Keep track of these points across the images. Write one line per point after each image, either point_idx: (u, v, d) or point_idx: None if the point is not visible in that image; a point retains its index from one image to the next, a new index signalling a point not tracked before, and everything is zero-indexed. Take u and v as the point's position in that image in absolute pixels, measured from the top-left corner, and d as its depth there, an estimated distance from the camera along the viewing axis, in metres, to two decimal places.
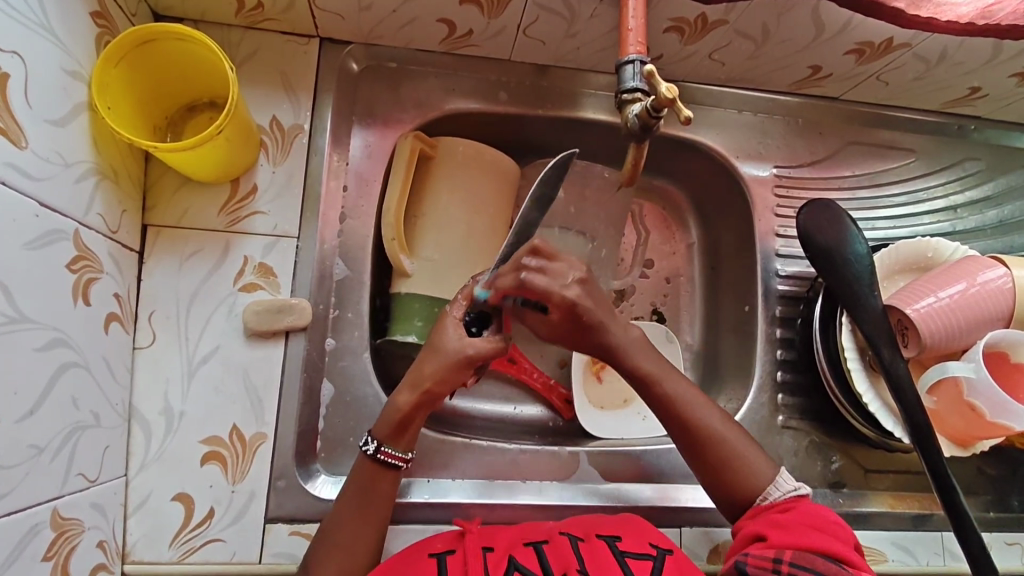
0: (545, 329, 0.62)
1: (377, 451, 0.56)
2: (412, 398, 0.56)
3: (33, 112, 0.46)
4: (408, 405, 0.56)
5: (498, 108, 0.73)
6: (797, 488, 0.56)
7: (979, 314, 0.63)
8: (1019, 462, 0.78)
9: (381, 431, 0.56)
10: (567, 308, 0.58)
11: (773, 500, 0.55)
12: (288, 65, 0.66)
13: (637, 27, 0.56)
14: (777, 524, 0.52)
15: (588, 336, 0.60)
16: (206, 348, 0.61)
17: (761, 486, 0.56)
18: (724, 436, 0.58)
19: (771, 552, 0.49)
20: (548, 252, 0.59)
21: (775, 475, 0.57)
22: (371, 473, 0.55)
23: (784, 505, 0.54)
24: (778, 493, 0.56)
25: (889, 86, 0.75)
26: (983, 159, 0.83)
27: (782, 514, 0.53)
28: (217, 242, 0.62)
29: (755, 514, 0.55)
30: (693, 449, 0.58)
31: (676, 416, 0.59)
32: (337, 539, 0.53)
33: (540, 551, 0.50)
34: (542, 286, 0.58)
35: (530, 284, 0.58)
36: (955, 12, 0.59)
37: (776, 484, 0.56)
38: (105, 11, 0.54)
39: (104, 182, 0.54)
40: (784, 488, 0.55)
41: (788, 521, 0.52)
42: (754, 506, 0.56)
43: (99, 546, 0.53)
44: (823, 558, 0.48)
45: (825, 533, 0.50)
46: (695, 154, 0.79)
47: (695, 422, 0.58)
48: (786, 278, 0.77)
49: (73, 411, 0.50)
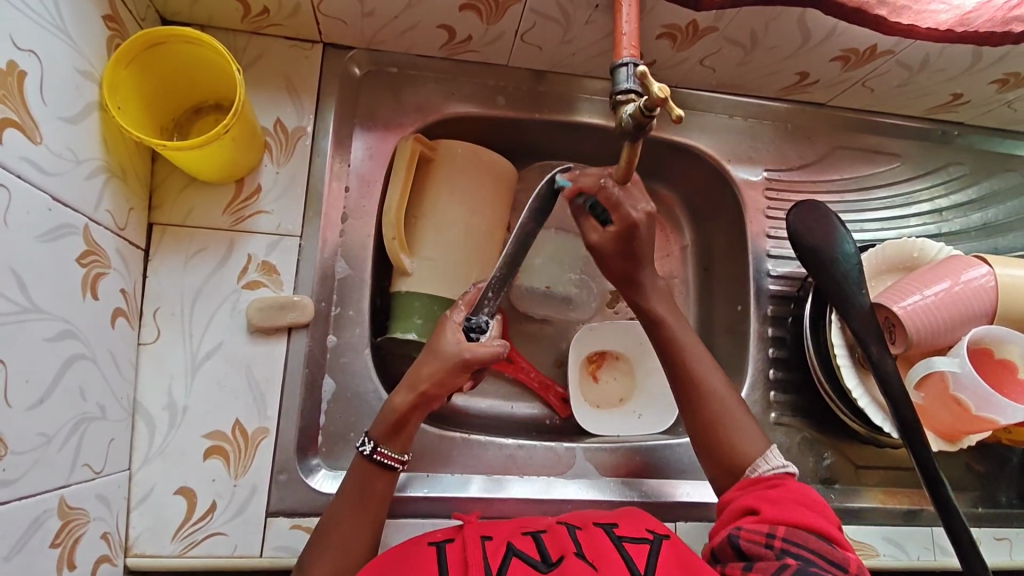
0: (598, 238, 0.63)
1: (372, 452, 0.56)
2: (409, 399, 0.57)
3: (47, 109, 0.47)
4: (404, 406, 0.57)
5: (497, 112, 0.75)
6: (785, 465, 0.57)
7: (964, 311, 0.64)
8: (1006, 458, 0.80)
9: (378, 431, 0.57)
10: (625, 225, 0.60)
11: (761, 474, 0.56)
12: (292, 69, 0.68)
13: (631, 31, 0.59)
14: (769, 499, 0.53)
15: (625, 263, 0.64)
16: (210, 344, 0.62)
17: (750, 459, 0.58)
18: (724, 408, 0.60)
19: (765, 527, 0.50)
20: (634, 173, 0.59)
21: (766, 450, 0.58)
22: (368, 473, 0.57)
23: (771, 480, 0.55)
24: (765, 466, 0.56)
25: (875, 92, 0.78)
26: (967, 164, 0.85)
27: (771, 489, 0.54)
28: (222, 241, 0.64)
29: (744, 485, 0.56)
30: (692, 415, 0.61)
31: (686, 380, 0.62)
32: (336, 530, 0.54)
33: (538, 539, 0.51)
34: (617, 201, 0.59)
35: (609, 193, 0.58)
36: (934, 19, 0.62)
37: (766, 458, 0.57)
38: (116, 15, 0.56)
39: (113, 180, 0.55)
40: (773, 463, 0.56)
41: (780, 495, 0.53)
42: (743, 478, 0.57)
43: (102, 537, 0.54)
44: (813, 535, 0.50)
45: (813, 511, 0.52)
46: (688, 157, 0.81)
47: (714, 412, 0.60)
48: (778, 278, 0.79)
49: (80, 402, 0.51)
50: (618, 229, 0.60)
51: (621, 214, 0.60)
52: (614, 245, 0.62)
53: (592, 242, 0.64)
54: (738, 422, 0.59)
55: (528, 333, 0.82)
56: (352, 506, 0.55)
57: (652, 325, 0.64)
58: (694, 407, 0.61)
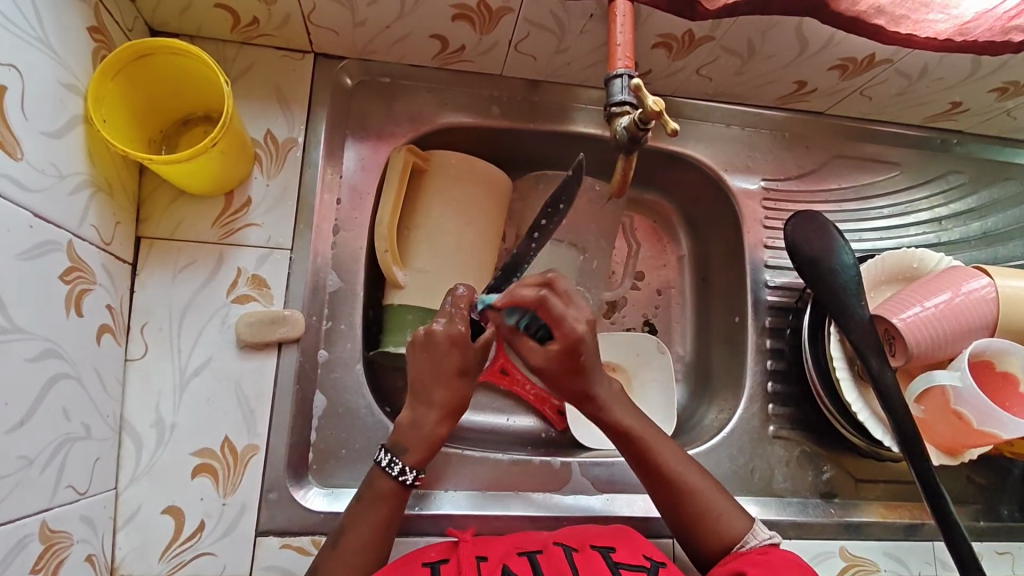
0: (541, 359, 0.59)
1: (415, 481, 0.57)
2: (451, 426, 0.59)
3: (29, 123, 0.46)
4: (445, 435, 0.59)
5: (491, 122, 0.74)
6: (772, 537, 0.58)
7: (962, 327, 0.63)
8: (1007, 470, 0.79)
9: (416, 459, 0.57)
10: (569, 338, 0.58)
11: (750, 548, 0.57)
12: (283, 80, 0.67)
13: (626, 41, 0.58)
14: (757, 563, 0.54)
15: (574, 380, 0.60)
16: (199, 360, 0.61)
17: (738, 534, 0.58)
18: (690, 478, 0.60)
19: None
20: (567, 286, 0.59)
21: (751, 525, 0.59)
22: (380, 488, 0.56)
23: (760, 551, 0.56)
24: (755, 540, 0.57)
25: (873, 101, 0.77)
26: (966, 172, 0.85)
27: (763, 554, 0.55)
28: (212, 254, 0.63)
29: (729, 559, 0.57)
30: (657, 488, 0.60)
31: (648, 460, 0.61)
32: (352, 542, 0.54)
33: (533, 560, 0.51)
34: (559, 314, 0.57)
35: (550, 306, 0.57)
36: (934, 28, 0.61)
37: (754, 532, 0.58)
38: (102, 27, 0.55)
39: (98, 195, 0.54)
40: (760, 536, 0.57)
41: (771, 562, 0.54)
42: (732, 552, 0.57)
43: (88, 559, 0.52)
44: None
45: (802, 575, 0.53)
46: (684, 167, 0.80)
47: (680, 483, 0.60)
48: (776, 289, 0.78)
49: (64, 422, 0.50)
50: (561, 345, 0.58)
51: (564, 329, 0.57)
52: (559, 363, 0.59)
53: (536, 365, 0.60)
54: (714, 502, 0.59)
55: None
56: (376, 522, 0.55)
57: None
58: (656, 481, 0.60)
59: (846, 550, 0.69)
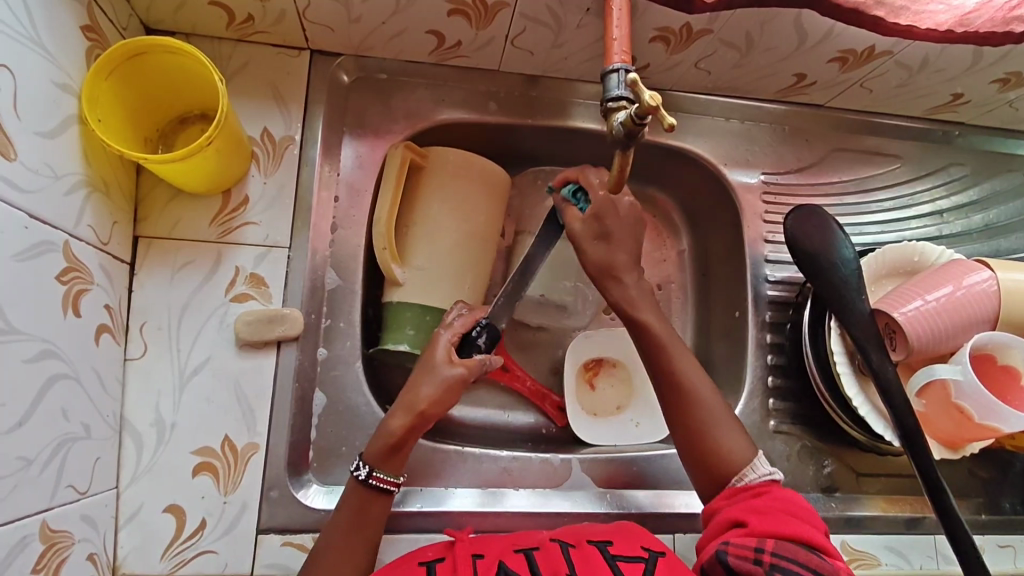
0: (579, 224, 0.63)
1: (369, 477, 0.56)
2: (406, 421, 0.57)
3: (22, 124, 0.46)
4: (402, 429, 0.57)
5: (488, 118, 0.74)
6: (772, 473, 0.57)
7: (964, 318, 0.63)
8: (1009, 464, 0.79)
9: (372, 455, 0.57)
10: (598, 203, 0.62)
11: (748, 482, 0.56)
12: (279, 78, 0.67)
13: (622, 35, 0.58)
14: (755, 510, 0.53)
15: None
16: (198, 359, 0.61)
17: (738, 467, 0.58)
18: (711, 409, 0.60)
19: (752, 541, 0.50)
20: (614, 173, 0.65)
21: (753, 458, 0.58)
22: (361, 499, 0.56)
23: (757, 488, 0.56)
24: (753, 475, 0.57)
25: (873, 93, 0.76)
26: (968, 164, 0.84)
27: (759, 498, 0.54)
28: (209, 253, 0.62)
29: (732, 494, 0.56)
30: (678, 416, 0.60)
31: (675, 390, 0.60)
32: (338, 542, 0.54)
33: (530, 558, 0.51)
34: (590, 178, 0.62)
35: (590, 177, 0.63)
36: (934, 19, 0.61)
37: (753, 466, 0.57)
38: (95, 26, 0.55)
39: (95, 195, 0.54)
40: (760, 471, 0.57)
41: (767, 507, 0.53)
42: (730, 486, 0.57)
43: (89, 558, 0.53)
44: (799, 545, 0.50)
45: (796, 519, 0.52)
46: (684, 162, 0.80)
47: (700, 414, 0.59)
48: (776, 283, 0.77)
49: (62, 422, 0.50)
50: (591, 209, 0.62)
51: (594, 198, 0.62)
52: (588, 225, 0.63)
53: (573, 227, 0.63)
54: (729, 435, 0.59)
55: (522, 343, 0.81)
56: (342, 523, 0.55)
57: (640, 322, 0.62)
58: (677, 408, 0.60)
59: (846, 544, 0.69)
